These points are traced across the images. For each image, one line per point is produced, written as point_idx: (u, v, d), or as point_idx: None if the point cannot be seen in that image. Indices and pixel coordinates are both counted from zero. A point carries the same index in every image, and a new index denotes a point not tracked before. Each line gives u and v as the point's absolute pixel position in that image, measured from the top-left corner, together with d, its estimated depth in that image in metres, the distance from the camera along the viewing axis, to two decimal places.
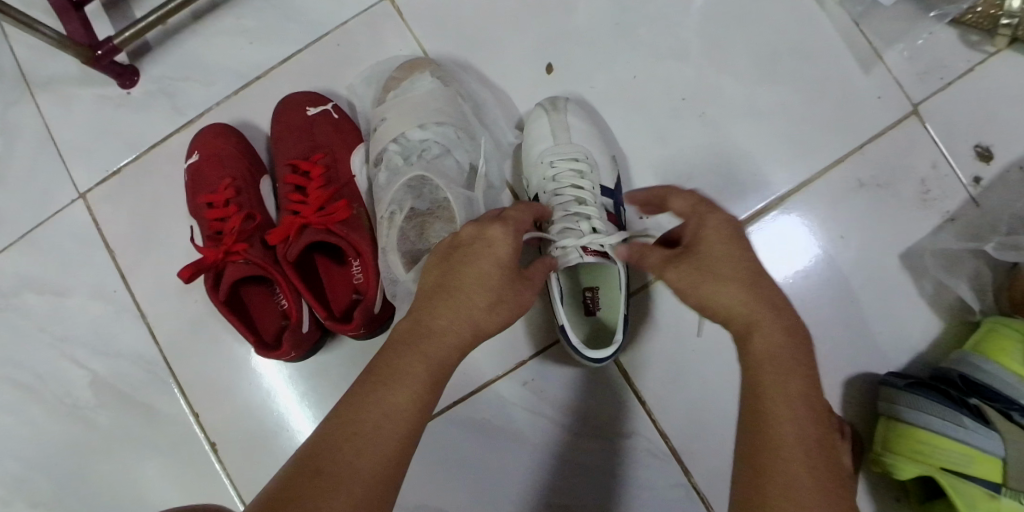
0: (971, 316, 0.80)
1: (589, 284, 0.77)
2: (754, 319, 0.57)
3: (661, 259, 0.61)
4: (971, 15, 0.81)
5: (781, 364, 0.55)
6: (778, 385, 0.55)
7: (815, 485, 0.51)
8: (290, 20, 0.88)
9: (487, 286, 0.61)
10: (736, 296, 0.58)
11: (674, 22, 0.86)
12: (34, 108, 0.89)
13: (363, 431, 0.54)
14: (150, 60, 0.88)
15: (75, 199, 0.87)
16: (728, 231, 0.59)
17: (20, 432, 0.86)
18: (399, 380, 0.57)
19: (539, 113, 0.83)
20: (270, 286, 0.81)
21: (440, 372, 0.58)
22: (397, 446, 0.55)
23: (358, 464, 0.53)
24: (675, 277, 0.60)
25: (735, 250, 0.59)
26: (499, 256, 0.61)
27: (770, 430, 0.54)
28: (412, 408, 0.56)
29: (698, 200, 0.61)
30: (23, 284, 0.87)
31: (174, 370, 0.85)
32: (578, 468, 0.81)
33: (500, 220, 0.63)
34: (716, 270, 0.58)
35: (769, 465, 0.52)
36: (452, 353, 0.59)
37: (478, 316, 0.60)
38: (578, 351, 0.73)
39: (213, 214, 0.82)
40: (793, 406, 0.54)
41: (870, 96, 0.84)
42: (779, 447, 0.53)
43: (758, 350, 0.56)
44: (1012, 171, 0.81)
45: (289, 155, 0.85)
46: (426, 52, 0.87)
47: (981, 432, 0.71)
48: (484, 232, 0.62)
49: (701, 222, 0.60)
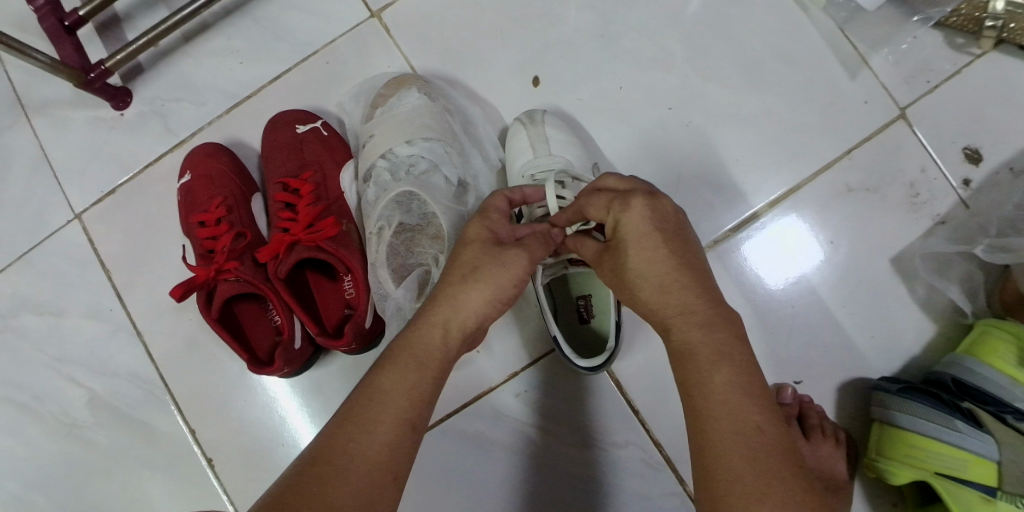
0: (963, 318, 0.80)
1: (582, 293, 0.76)
2: (668, 321, 0.58)
3: (592, 255, 0.63)
4: (955, 17, 0.81)
5: (703, 357, 0.56)
6: (721, 394, 0.55)
7: (765, 481, 0.52)
8: (278, 40, 0.89)
9: (464, 268, 0.62)
10: (654, 298, 0.59)
11: (658, 31, 0.87)
12: (31, 132, 0.90)
13: (355, 419, 0.57)
14: (142, 82, 0.89)
15: (72, 219, 0.88)
16: (647, 236, 0.59)
17: (19, 453, 0.86)
18: (388, 368, 0.59)
19: (518, 127, 0.84)
20: (263, 302, 0.82)
21: (426, 356, 0.60)
22: (389, 432, 0.57)
23: (352, 448, 0.55)
24: (602, 275, 0.63)
25: (653, 250, 0.59)
26: (477, 243, 0.63)
27: (712, 449, 0.54)
28: (400, 394, 0.58)
29: (614, 201, 0.60)
30: (21, 305, 0.88)
31: (171, 387, 0.86)
32: (572, 476, 0.82)
33: (477, 217, 0.65)
34: (631, 277, 0.60)
35: (713, 465, 0.53)
36: (441, 337, 0.60)
37: (455, 297, 0.61)
38: (571, 361, 0.73)
39: (205, 233, 0.83)
40: (724, 399, 0.55)
41: (857, 100, 0.84)
42: (707, 457, 0.54)
43: (697, 355, 0.56)
44: (1001, 173, 0.81)
45: (279, 173, 0.86)
46: (414, 68, 0.88)
47: (974, 435, 0.70)
48: (463, 232, 0.65)
49: (615, 226, 0.60)
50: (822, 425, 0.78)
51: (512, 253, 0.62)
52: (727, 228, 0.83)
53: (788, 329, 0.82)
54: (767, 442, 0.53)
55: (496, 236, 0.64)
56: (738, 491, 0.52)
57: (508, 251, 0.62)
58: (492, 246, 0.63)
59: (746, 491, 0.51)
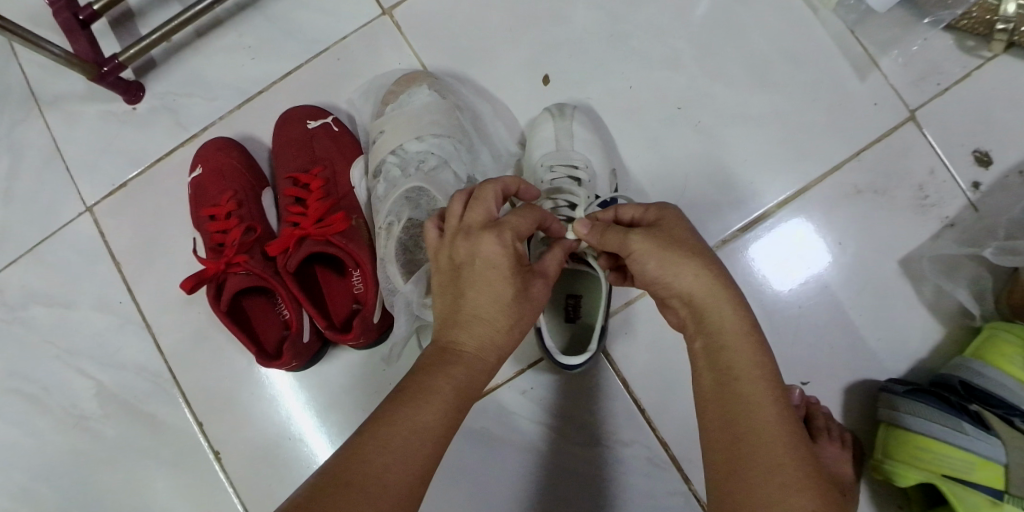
0: (971, 321, 0.80)
1: (572, 291, 0.76)
2: (718, 297, 0.58)
3: (621, 231, 0.61)
4: (965, 20, 0.80)
5: (743, 345, 0.57)
6: (759, 384, 0.55)
7: (801, 467, 0.52)
8: (289, 36, 0.89)
9: (499, 302, 0.60)
10: (698, 271, 0.58)
11: (668, 31, 0.87)
12: (43, 125, 0.91)
13: (391, 443, 0.54)
14: (154, 76, 0.90)
15: (82, 213, 0.89)
16: (687, 224, 0.62)
17: (27, 444, 0.87)
18: (430, 395, 0.57)
19: (546, 117, 0.84)
20: (271, 295, 0.83)
21: (465, 388, 0.58)
22: (423, 465, 0.54)
23: (388, 477, 0.52)
24: (637, 243, 0.60)
25: (696, 238, 0.61)
26: (504, 273, 0.59)
27: (749, 433, 0.54)
28: (439, 424, 0.56)
29: (648, 206, 0.64)
30: (31, 297, 0.89)
31: (179, 381, 0.87)
32: (577, 474, 0.82)
33: (496, 229, 0.59)
34: (678, 242, 0.59)
35: (748, 450, 0.53)
36: (481, 373, 0.59)
37: (497, 335, 0.60)
38: (553, 356, 0.74)
39: (214, 227, 0.84)
40: (762, 387, 0.55)
41: (867, 102, 0.84)
42: (744, 442, 0.54)
43: (737, 344, 0.57)
44: (1011, 176, 0.81)
45: (289, 168, 0.87)
46: (424, 66, 0.88)
47: (982, 438, 0.70)
48: (483, 255, 0.59)
49: (655, 219, 0.62)
50: (829, 428, 0.77)
51: (536, 283, 0.62)
52: (735, 228, 0.84)
53: (796, 329, 0.82)
54: (798, 432, 0.54)
55: (521, 264, 0.61)
56: (777, 477, 0.52)
57: (534, 284, 0.62)
58: (520, 278, 0.60)
59: (785, 475, 0.52)
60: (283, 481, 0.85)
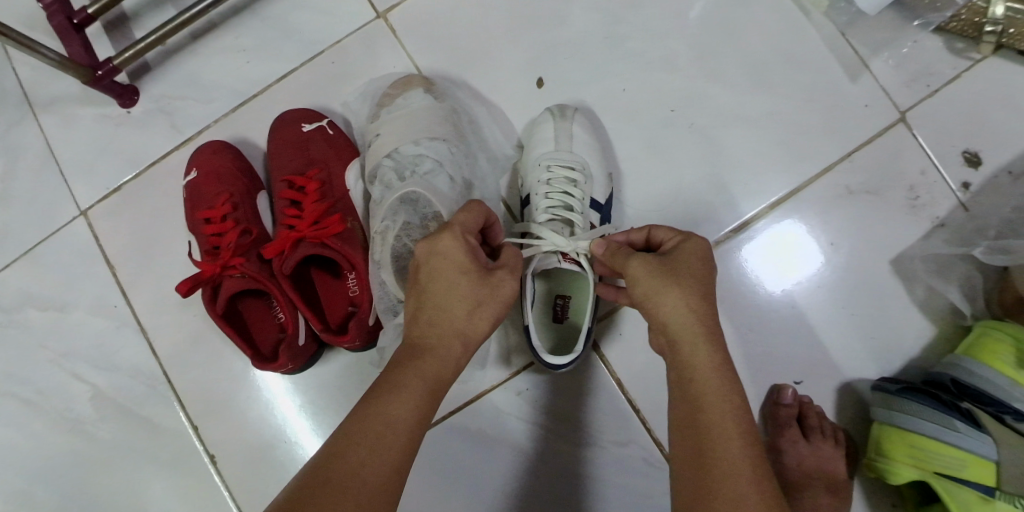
0: (962, 320, 0.80)
1: (561, 292, 0.77)
2: (691, 330, 0.58)
3: (628, 251, 0.62)
4: (954, 22, 0.81)
5: (708, 367, 0.57)
6: (722, 405, 0.56)
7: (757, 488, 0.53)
8: (284, 38, 0.90)
9: (460, 293, 0.60)
10: (677, 302, 0.59)
11: (661, 34, 0.88)
12: (37, 128, 0.91)
13: (365, 439, 0.54)
14: (150, 79, 0.90)
15: (77, 216, 0.89)
16: (703, 260, 0.61)
17: (22, 447, 0.87)
18: (400, 390, 0.57)
19: (547, 117, 0.84)
20: (267, 298, 0.83)
21: (436, 381, 0.59)
22: (400, 457, 0.55)
23: (365, 471, 0.53)
24: (635, 265, 0.61)
25: (703, 275, 0.61)
26: (457, 265, 0.61)
27: (710, 452, 0.55)
28: (411, 416, 0.56)
29: (678, 233, 0.64)
30: (26, 300, 0.88)
31: (174, 384, 0.86)
32: (572, 475, 0.82)
33: (447, 228, 0.61)
34: (680, 272, 0.60)
35: (709, 467, 0.54)
36: (451, 364, 0.60)
37: (463, 326, 0.60)
38: (539, 354, 0.73)
39: (210, 230, 0.84)
40: (725, 409, 0.56)
41: (859, 104, 0.85)
42: (706, 460, 0.55)
43: (702, 369, 0.57)
44: (1000, 176, 0.82)
45: (285, 170, 0.87)
46: (419, 69, 0.89)
47: (973, 435, 0.71)
48: (437, 251, 0.61)
49: (677, 245, 0.63)
50: (821, 427, 0.79)
51: (499, 272, 0.62)
52: (729, 229, 0.84)
53: (789, 329, 0.83)
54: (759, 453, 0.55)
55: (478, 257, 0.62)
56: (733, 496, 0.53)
57: (496, 274, 0.62)
58: (477, 269, 0.61)
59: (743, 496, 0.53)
60: (279, 483, 0.85)
